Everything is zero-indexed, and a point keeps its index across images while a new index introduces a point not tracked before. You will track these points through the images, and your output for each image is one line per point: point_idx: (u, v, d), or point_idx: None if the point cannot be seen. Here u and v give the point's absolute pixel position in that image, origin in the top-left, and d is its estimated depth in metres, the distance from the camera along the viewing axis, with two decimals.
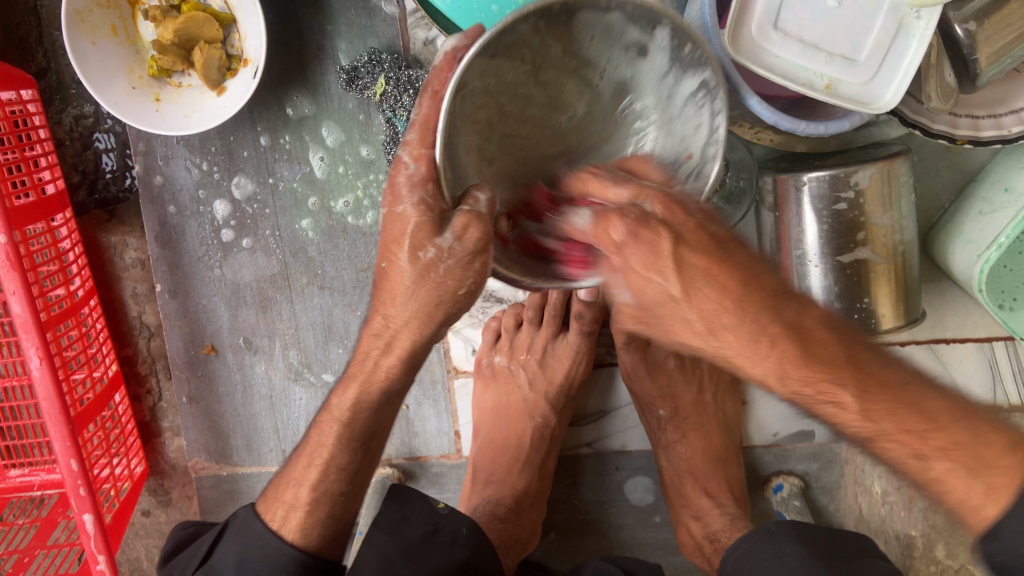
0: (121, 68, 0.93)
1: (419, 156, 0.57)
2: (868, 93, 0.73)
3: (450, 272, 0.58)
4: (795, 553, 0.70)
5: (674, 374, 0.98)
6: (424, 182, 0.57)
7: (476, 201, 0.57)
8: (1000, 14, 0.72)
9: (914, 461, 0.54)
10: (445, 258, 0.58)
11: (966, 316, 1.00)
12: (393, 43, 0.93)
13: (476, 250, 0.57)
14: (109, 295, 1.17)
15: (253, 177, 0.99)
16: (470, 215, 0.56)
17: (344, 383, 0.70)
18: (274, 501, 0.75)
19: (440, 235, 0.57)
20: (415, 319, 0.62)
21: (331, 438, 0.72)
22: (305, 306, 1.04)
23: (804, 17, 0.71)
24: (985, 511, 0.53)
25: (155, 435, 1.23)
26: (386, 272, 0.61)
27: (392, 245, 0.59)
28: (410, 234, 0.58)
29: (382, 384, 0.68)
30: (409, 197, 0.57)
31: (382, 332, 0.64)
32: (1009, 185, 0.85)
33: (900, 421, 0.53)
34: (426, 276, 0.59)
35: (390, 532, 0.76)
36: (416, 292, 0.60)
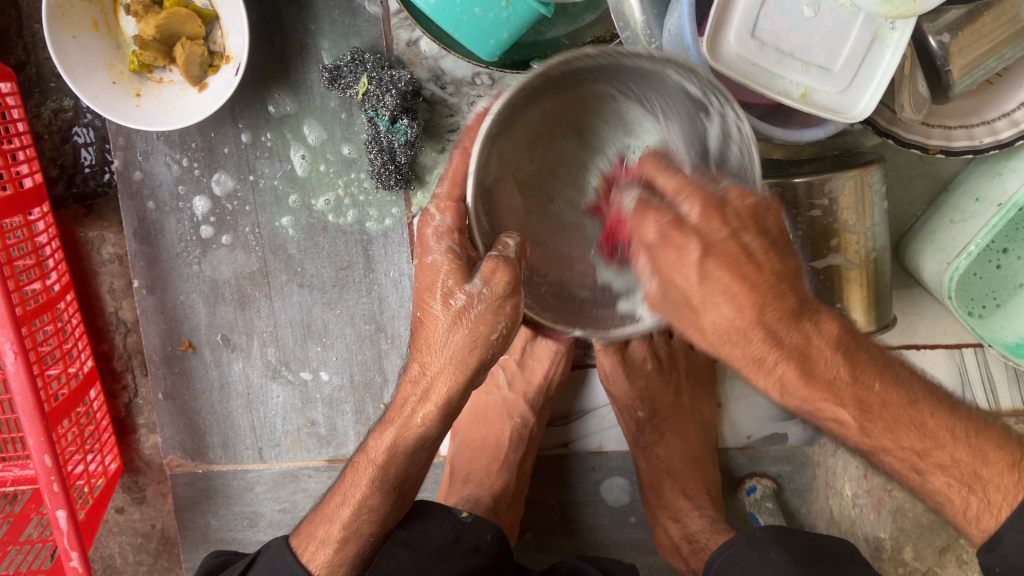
0: (102, 62, 0.92)
1: (444, 208, 0.64)
2: (842, 102, 0.75)
3: (481, 318, 0.63)
4: (779, 559, 0.65)
5: (652, 374, 0.98)
6: (451, 231, 0.64)
7: (503, 246, 0.62)
8: (974, 26, 0.74)
9: (915, 474, 0.60)
10: (475, 303, 0.63)
11: (936, 322, 1.02)
12: (377, 43, 0.94)
13: (504, 296, 0.62)
14: (85, 290, 1.16)
15: (233, 173, 0.99)
16: (498, 262, 0.61)
17: (382, 427, 0.72)
18: (307, 536, 0.76)
19: (470, 281, 0.63)
20: (451, 364, 0.66)
21: (367, 481, 0.73)
22: (284, 303, 1.04)
23: (781, 26, 0.72)
24: (983, 522, 0.58)
25: (130, 431, 1.22)
26: (423, 320, 0.67)
27: (426, 294, 0.66)
28: (445, 281, 0.64)
29: (419, 433, 0.70)
30: (437, 247, 0.65)
31: (420, 378, 0.68)
32: (980, 196, 0.87)
33: (899, 438, 0.59)
34: (460, 323, 0.64)
35: (409, 546, 0.80)
36: (450, 340, 0.65)
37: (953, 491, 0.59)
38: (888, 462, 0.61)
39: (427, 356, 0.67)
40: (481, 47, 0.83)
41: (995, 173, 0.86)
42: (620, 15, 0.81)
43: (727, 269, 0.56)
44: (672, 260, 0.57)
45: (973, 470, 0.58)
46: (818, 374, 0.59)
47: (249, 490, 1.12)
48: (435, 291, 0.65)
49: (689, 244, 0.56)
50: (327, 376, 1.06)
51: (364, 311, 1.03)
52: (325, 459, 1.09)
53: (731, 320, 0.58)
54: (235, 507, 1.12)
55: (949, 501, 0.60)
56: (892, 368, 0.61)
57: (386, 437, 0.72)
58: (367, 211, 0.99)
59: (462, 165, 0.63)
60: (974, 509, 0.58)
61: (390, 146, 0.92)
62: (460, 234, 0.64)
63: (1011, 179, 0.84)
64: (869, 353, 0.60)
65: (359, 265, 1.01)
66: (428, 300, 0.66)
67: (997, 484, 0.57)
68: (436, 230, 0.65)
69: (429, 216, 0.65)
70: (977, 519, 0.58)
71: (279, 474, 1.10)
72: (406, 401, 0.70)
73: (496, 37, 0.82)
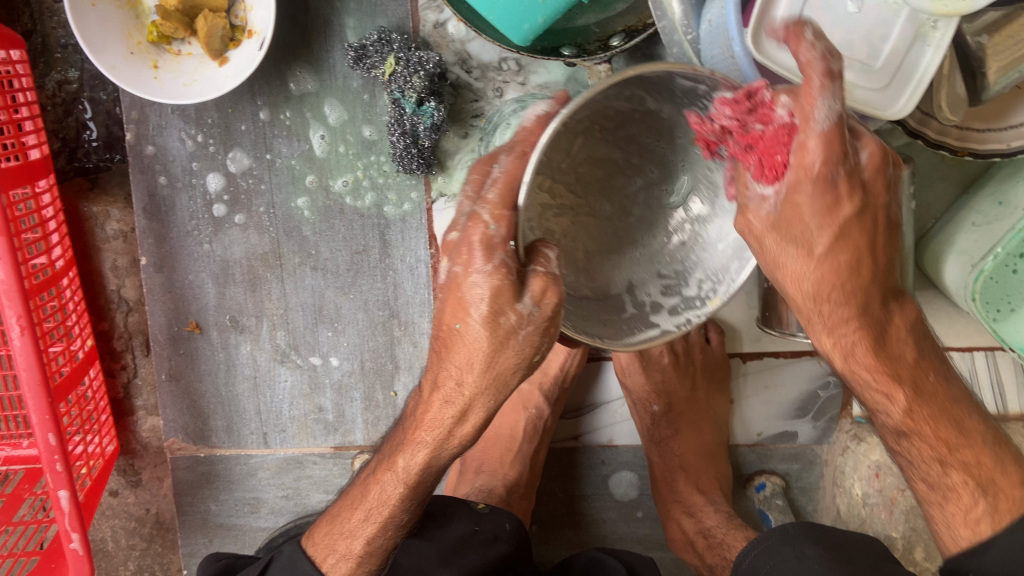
0: (120, 31, 0.90)
1: (500, 217, 0.56)
2: (880, 100, 0.74)
3: (528, 338, 0.60)
4: (817, 556, 0.72)
5: (668, 369, 0.99)
6: (505, 245, 0.57)
7: (545, 260, 0.59)
8: (1011, 28, 0.74)
9: (936, 469, 0.67)
10: (523, 324, 0.59)
11: (949, 325, 1.02)
12: (403, 24, 0.92)
13: (551, 315, 0.59)
14: (87, 267, 1.13)
15: (249, 152, 0.97)
16: (546, 277, 0.58)
17: (413, 448, 0.68)
18: (326, 548, 0.76)
19: (521, 300, 0.58)
20: (492, 385, 0.62)
21: (397, 499, 0.71)
22: (296, 286, 1.02)
23: (825, 20, 0.71)
24: (981, 526, 0.65)
25: (127, 413, 1.19)
26: (458, 335, 0.61)
27: (462, 296, 0.59)
28: (489, 299, 0.58)
29: (455, 450, 0.67)
30: (492, 253, 0.57)
31: (456, 398, 0.64)
32: (1004, 199, 0.87)
33: (938, 431, 0.66)
34: (505, 344, 0.60)
35: (430, 540, 0.80)
36: (494, 362, 0.61)
37: (965, 489, 0.66)
38: (915, 449, 0.68)
39: (472, 377, 0.62)
40: (515, 31, 0.82)
41: (1019, 178, 0.87)
42: (659, 6, 0.80)
43: (861, 233, 0.59)
44: (824, 210, 0.57)
45: (991, 476, 0.66)
46: (889, 348, 0.65)
47: (251, 476, 1.10)
48: (479, 308, 0.59)
49: (851, 198, 0.57)
50: (337, 362, 1.04)
51: (379, 297, 1.01)
52: (332, 445, 1.08)
53: (839, 278, 0.61)
54: (237, 492, 1.10)
55: (957, 499, 0.66)
56: (946, 373, 0.68)
57: (416, 453, 0.68)
58: (385, 194, 0.98)
59: (521, 171, 0.55)
60: (979, 511, 0.65)
61: (414, 129, 0.90)
62: (515, 249, 0.57)
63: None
64: (932, 346, 0.67)
65: (375, 250, 1.00)
66: (462, 313, 0.60)
67: (1008, 493, 0.65)
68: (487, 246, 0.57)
69: (478, 222, 0.56)
70: (974, 521, 0.65)
71: (284, 460, 1.09)
72: (436, 419, 0.66)
73: (531, 20, 0.81)
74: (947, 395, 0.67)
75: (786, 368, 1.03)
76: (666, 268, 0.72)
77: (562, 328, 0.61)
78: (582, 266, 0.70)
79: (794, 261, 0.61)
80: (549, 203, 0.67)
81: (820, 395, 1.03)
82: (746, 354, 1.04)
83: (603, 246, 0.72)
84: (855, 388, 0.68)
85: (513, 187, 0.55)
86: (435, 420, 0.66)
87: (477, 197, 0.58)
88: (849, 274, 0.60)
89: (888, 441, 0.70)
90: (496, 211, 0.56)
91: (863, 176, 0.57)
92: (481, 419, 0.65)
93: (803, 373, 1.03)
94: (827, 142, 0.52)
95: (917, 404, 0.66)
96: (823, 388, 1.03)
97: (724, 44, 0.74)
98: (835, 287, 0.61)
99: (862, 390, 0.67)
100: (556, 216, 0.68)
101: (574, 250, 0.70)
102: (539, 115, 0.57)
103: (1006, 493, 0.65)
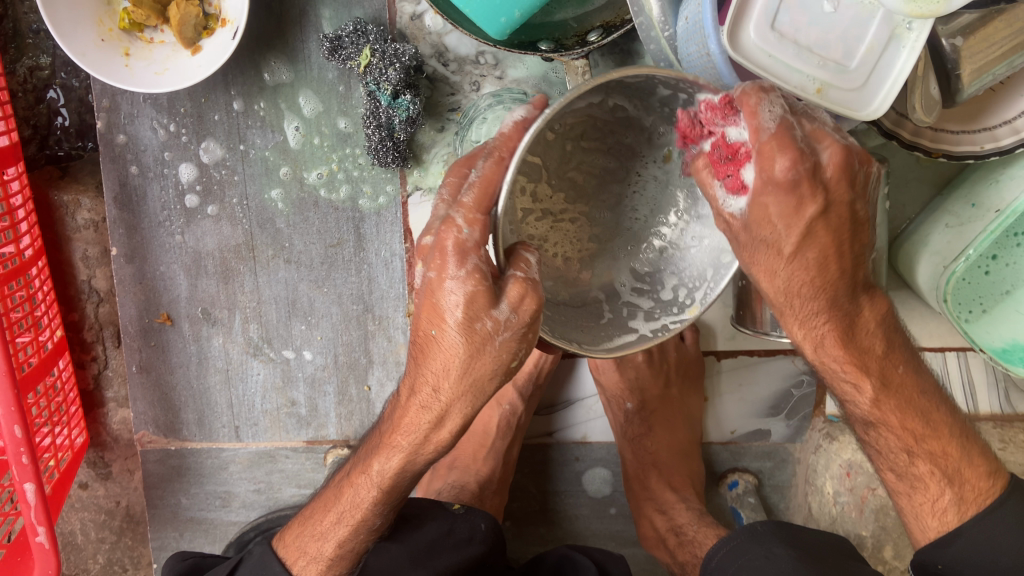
0: (91, 18, 0.88)
1: (473, 222, 0.55)
2: (855, 100, 0.74)
3: (504, 344, 0.59)
4: (785, 555, 0.72)
5: (642, 367, 0.99)
6: (478, 248, 0.56)
7: (524, 264, 0.58)
8: (986, 31, 0.73)
9: (903, 458, 0.68)
10: (500, 330, 0.58)
11: (921, 325, 1.03)
12: (379, 16, 0.92)
13: (529, 321, 0.58)
14: (57, 257, 1.12)
15: (222, 142, 0.95)
16: (521, 281, 0.56)
17: (387, 452, 0.67)
18: (297, 549, 0.76)
19: (497, 306, 0.57)
20: (470, 391, 0.61)
21: (370, 503, 0.70)
22: (269, 279, 1.01)
23: (801, 20, 0.71)
24: (948, 514, 0.67)
25: (98, 405, 1.18)
26: (433, 340, 0.60)
27: (439, 305, 0.58)
28: (465, 305, 0.57)
29: (429, 455, 0.66)
30: (470, 260, 0.56)
31: (433, 404, 0.62)
32: (977, 201, 0.88)
33: (906, 421, 0.67)
34: (482, 349, 0.59)
35: (401, 542, 0.78)
36: (471, 367, 0.60)
37: (932, 479, 0.67)
38: (883, 439, 0.68)
39: (447, 382, 0.61)
40: (492, 25, 0.81)
41: (992, 180, 0.87)
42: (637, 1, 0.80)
43: (830, 234, 0.58)
44: (787, 213, 0.57)
45: (956, 467, 0.67)
46: (858, 340, 0.65)
47: (223, 469, 1.09)
48: (454, 313, 0.58)
49: (814, 201, 0.56)
50: (311, 356, 1.03)
51: (353, 290, 1.01)
52: (304, 440, 1.07)
53: (810, 276, 0.60)
54: (207, 486, 1.09)
55: (923, 489, 0.68)
56: (913, 365, 0.68)
57: (390, 459, 0.67)
58: (360, 187, 0.97)
59: (498, 177, 0.54)
60: (946, 501, 0.67)
61: (389, 122, 0.89)
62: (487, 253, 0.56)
63: (1008, 186, 0.85)
64: (901, 337, 0.67)
65: (349, 243, 0.99)
66: (438, 319, 0.59)
67: (973, 484, 0.67)
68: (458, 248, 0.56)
69: (451, 227, 0.56)
70: (942, 510, 0.67)
71: (255, 454, 1.08)
72: (411, 422, 0.64)
73: (507, 14, 0.80)
74: (914, 386, 0.68)
75: (760, 367, 1.03)
76: (643, 271, 0.72)
77: (541, 333, 0.60)
78: (560, 274, 0.69)
79: (766, 260, 0.60)
80: (531, 207, 0.65)
81: (794, 394, 1.04)
82: (721, 352, 1.04)
83: (584, 253, 0.71)
84: (822, 376, 0.68)
85: (489, 190, 0.54)
86: (409, 426, 0.64)
87: (453, 201, 0.57)
88: (833, 281, 0.61)
89: (854, 427, 0.71)
90: (468, 218, 0.55)
91: (824, 176, 0.56)
92: (455, 425, 0.63)
93: (777, 372, 1.03)
94: (778, 141, 0.54)
95: (886, 395, 0.66)
96: (797, 387, 1.03)
97: (701, 41, 0.74)
98: (807, 284, 0.61)
99: (831, 383, 0.68)
100: (537, 221, 0.66)
101: (554, 253, 0.68)
102: (516, 121, 0.56)
103: (971, 482, 0.67)
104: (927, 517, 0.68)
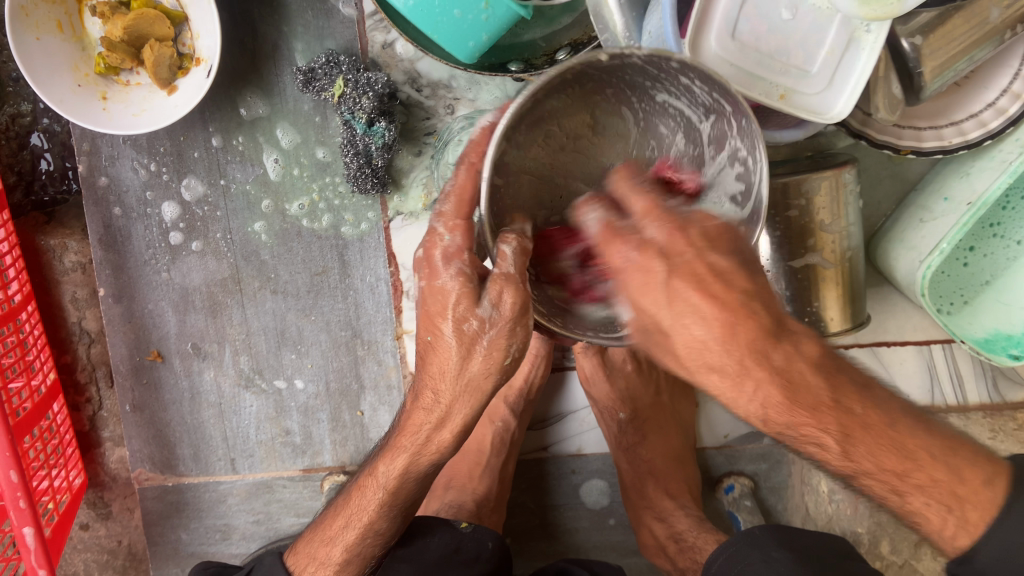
0: (67, 65, 0.90)
1: (454, 227, 0.58)
2: (819, 103, 0.75)
3: (493, 343, 0.59)
4: (784, 558, 0.72)
5: (631, 376, 1.00)
6: (462, 253, 0.59)
7: (502, 257, 0.56)
8: (944, 28, 0.75)
9: (894, 496, 0.63)
10: (486, 328, 0.58)
11: (905, 319, 1.04)
12: (351, 45, 0.93)
13: (515, 316, 0.57)
14: (46, 300, 1.13)
15: (203, 178, 0.97)
16: (500, 280, 0.56)
17: (393, 454, 0.68)
18: (307, 557, 0.76)
19: (480, 305, 0.57)
20: (469, 393, 0.61)
21: (376, 505, 0.71)
22: (257, 310, 1.02)
23: (761, 28, 0.72)
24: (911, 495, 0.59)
25: (95, 445, 1.18)
26: (432, 347, 0.62)
27: (432, 314, 0.60)
28: (452, 307, 0.58)
29: (432, 458, 0.66)
30: (451, 266, 0.58)
31: (435, 406, 0.63)
32: (949, 195, 0.89)
33: (881, 462, 0.60)
34: (473, 353, 0.59)
35: (409, 562, 0.79)
36: (465, 370, 0.60)
37: None
38: None
39: (447, 387, 0.62)
40: (460, 48, 0.83)
41: (964, 173, 0.89)
42: (600, 19, 0.81)
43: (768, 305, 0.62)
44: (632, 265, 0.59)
45: None
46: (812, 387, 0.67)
47: (221, 503, 1.09)
48: (444, 311, 0.59)
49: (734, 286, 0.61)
50: (302, 384, 1.04)
51: (341, 317, 1.02)
52: (301, 468, 1.07)
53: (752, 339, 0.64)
54: (207, 520, 1.09)
55: (926, 522, 0.63)
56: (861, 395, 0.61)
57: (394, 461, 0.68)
58: (343, 215, 0.98)
59: (471, 181, 0.58)
60: None
61: (367, 149, 0.91)
62: (472, 256, 0.59)
63: (979, 178, 0.86)
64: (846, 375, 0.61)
65: (335, 270, 1.00)
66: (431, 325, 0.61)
67: None
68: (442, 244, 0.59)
69: (435, 237, 0.59)
70: None
71: (252, 486, 1.08)
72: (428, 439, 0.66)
73: (475, 38, 0.82)
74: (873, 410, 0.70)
75: None
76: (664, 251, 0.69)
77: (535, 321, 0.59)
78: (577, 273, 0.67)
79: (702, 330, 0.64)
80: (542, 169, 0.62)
81: None
82: None
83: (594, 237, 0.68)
84: (777, 438, 0.61)
85: (464, 197, 0.58)
86: (414, 430, 0.66)
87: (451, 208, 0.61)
88: None
89: None
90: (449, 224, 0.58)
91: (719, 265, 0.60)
92: (453, 427, 0.63)
93: None
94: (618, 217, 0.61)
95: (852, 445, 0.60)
96: None
97: (664, 55, 0.76)
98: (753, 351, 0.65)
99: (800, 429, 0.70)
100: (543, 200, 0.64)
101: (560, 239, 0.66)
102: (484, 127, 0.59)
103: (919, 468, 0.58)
104: None
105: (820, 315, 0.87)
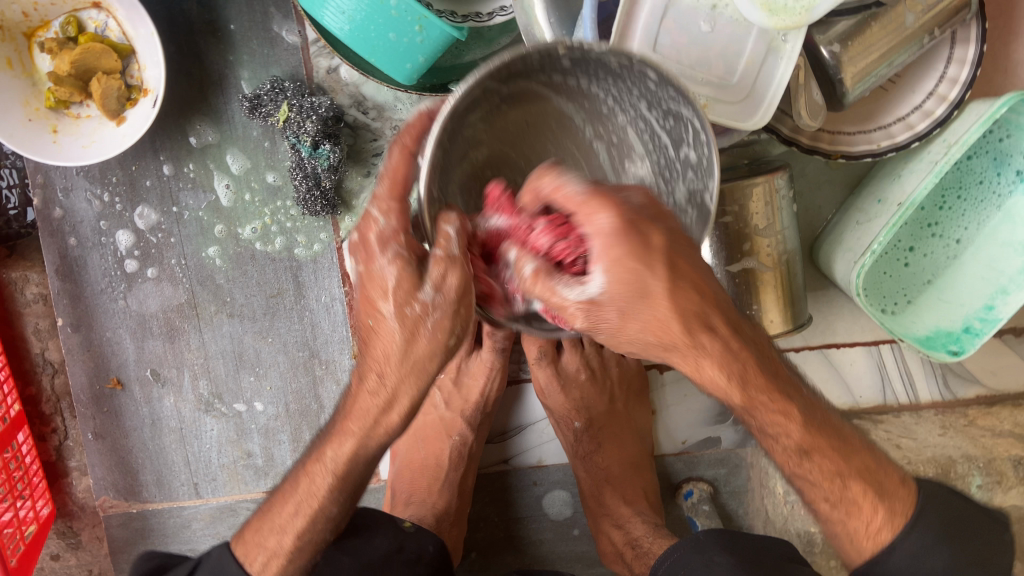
0: (18, 101, 0.92)
1: (387, 210, 0.58)
2: (741, 112, 0.72)
3: (438, 325, 0.58)
4: (725, 561, 0.74)
5: (586, 385, 1.00)
6: (398, 235, 0.58)
7: (446, 240, 0.57)
8: (863, 36, 0.76)
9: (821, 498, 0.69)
10: (429, 312, 0.58)
11: (853, 321, 1.05)
12: (297, 72, 0.95)
13: (458, 297, 0.58)
14: (9, 332, 1.14)
15: (157, 207, 0.98)
16: (443, 260, 0.57)
17: (341, 438, 0.66)
18: (256, 546, 0.71)
19: (422, 289, 0.57)
20: (414, 372, 0.60)
21: (325, 491, 0.68)
22: (214, 334, 1.03)
23: (680, 40, 0.71)
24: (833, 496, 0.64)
25: (62, 475, 1.19)
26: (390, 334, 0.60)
27: (368, 294, 0.59)
28: (393, 291, 0.57)
29: (380, 441, 0.65)
30: (388, 247, 0.57)
31: (380, 390, 0.62)
32: (882, 197, 0.91)
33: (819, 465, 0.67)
34: (416, 335, 0.58)
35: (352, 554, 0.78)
36: (409, 353, 0.59)
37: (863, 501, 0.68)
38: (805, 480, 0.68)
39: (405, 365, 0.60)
40: (398, 70, 0.85)
41: (895, 175, 0.91)
42: (531, 37, 0.83)
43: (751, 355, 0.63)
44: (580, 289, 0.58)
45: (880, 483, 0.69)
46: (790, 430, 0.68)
47: (186, 527, 1.10)
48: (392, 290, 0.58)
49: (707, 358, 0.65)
50: (262, 407, 1.05)
51: (298, 338, 1.03)
52: (264, 490, 1.08)
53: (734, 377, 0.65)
54: (173, 546, 1.10)
55: (857, 514, 0.68)
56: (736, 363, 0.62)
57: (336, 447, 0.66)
58: (295, 237, 1.00)
59: (407, 166, 0.59)
60: (879, 519, 0.68)
61: (315, 171, 0.93)
62: (409, 239, 0.58)
63: (908, 179, 0.88)
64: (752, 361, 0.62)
65: (289, 292, 1.02)
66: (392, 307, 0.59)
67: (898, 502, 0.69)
68: (384, 224, 0.58)
69: (371, 220, 0.58)
70: (877, 531, 0.68)
71: (217, 509, 1.09)
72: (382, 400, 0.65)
73: (411, 59, 0.84)
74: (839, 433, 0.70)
75: None
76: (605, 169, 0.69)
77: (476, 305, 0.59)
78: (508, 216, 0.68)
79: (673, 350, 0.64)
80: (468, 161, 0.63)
81: None
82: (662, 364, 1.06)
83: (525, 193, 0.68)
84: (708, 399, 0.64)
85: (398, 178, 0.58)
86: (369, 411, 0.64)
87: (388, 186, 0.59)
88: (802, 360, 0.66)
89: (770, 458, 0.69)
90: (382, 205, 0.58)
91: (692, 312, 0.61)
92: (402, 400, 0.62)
93: None
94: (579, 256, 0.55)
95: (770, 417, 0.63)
96: None
97: None
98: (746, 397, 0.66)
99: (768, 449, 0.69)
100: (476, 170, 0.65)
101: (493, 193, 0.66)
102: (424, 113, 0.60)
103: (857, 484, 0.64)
104: (864, 539, 0.68)
105: (759, 317, 0.89)
